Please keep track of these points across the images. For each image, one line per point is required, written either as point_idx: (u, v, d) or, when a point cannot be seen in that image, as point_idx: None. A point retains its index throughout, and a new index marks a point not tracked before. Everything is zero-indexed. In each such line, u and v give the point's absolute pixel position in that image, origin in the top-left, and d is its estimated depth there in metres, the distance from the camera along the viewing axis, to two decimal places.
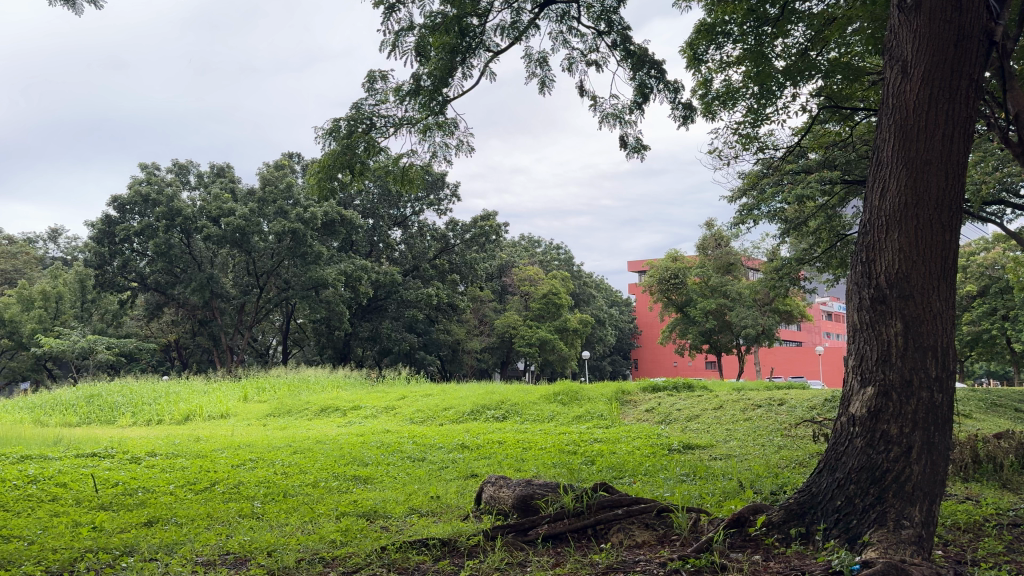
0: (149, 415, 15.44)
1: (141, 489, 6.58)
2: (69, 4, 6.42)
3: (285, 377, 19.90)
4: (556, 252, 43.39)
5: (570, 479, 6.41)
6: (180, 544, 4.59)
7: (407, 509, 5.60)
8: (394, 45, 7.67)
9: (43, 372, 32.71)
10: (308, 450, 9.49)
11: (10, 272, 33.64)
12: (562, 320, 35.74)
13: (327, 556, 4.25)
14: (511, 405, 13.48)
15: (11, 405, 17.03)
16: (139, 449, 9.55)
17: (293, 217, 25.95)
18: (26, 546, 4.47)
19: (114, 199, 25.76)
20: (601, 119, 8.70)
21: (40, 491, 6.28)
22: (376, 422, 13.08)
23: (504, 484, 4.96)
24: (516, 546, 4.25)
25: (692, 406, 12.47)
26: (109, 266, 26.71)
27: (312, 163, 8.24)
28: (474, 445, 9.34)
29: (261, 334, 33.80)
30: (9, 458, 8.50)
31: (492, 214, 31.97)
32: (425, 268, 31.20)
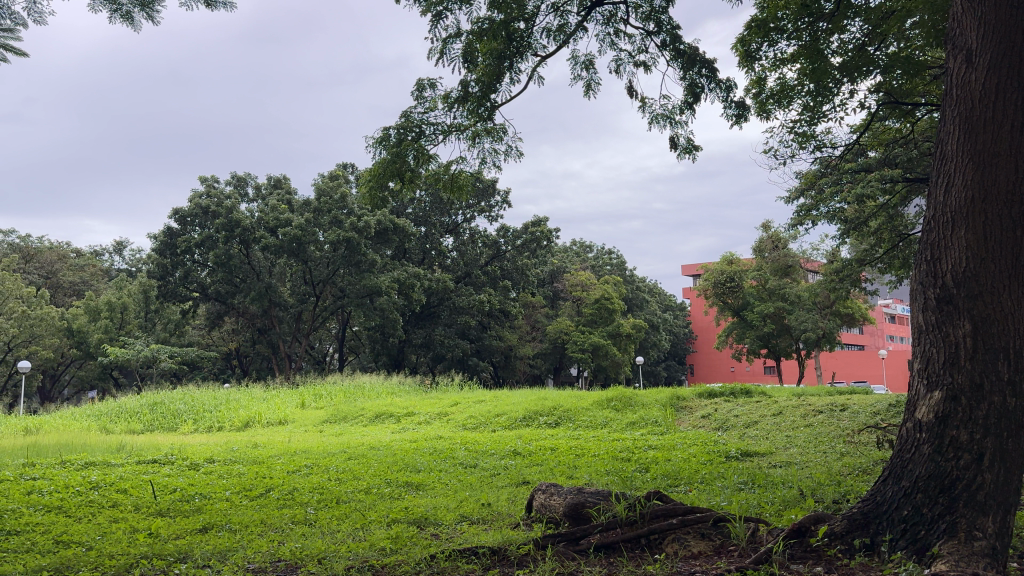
0: (210, 422, 15.78)
1: (198, 495, 6.67)
2: (127, 21, 6.55)
3: (342, 384, 20.11)
4: (609, 256, 43.05)
5: (623, 486, 6.28)
6: (232, 551, 4.63)
7: (459, 516, 5.55)
8: (441, 52, 7.69)
9: (109, 381, 33.77)
10: (362, 456, 9.55)
11: (78, 284, 34.89)
12: (615, 325, 35.39)
13: (376, 564, 4.22)
14: (563, 411, 13.37)
15: (79, 413, 17.61)
16: (199, 455, 9.74)
17: (348, 226, 26.33)
18: (85, 552, 4.57)
19: (175, 212, 26.61)
20: (652, 120, 8.59)
21: (101, 498, 6.42)
22: (429, 429, 13.13)
23: (555, 492, 4.86)
24: (567, 556, 4.14)
25: (750, 413, 12.18)
26: (172, 277, 27.52)
27: (362, 172, 8.25)
28: (527, 452, 9.26)
29: (319, 342, 34.36)
30: (74, 464, 8.76)
31: (544, 219, 31.92)
32: (477, 274, 31.34)
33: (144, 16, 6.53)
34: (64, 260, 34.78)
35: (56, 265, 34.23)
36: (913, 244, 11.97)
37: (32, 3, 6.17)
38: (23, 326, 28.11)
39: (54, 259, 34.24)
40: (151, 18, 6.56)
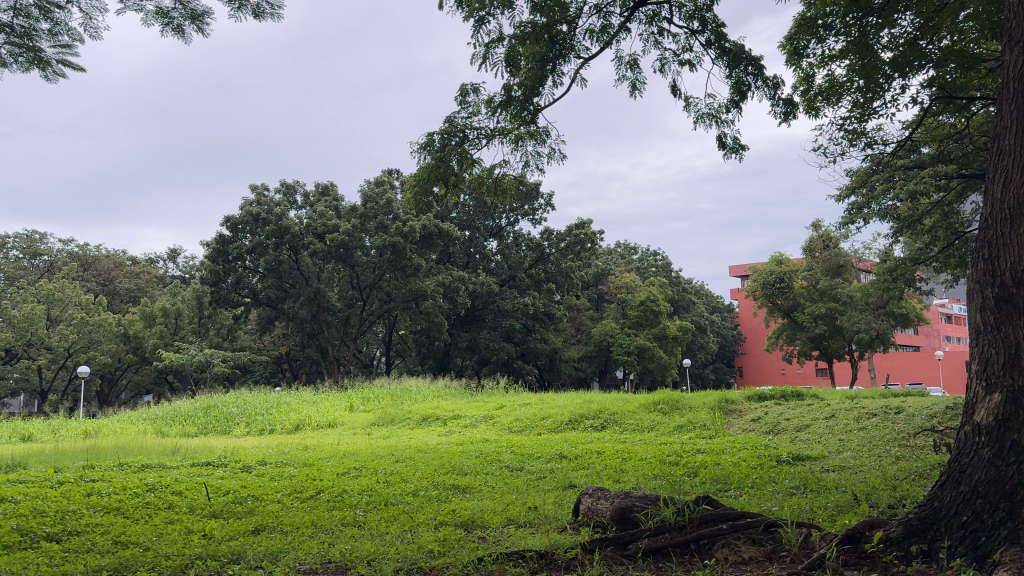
0: (262, 425, 16.07)
1: (250, 497, 6.80)
2: (178, 33, 6.71)
3: (389, 388, 20.28)
4: (654, 258, 42.68)
5: (671, 490, 6.22)
6: (284, 552, 4.71)
7: (506, 519, 5.55)
8: (485, 57, 7.71)
9: (164, 385, 34.64)
10: (409, 459, 9.67)
11: (134, 291, 35.81)
12: (661, 327, 35.05)
13: (424, 566, 4.26)
14: (610, 415, 13.30)
15: (135, 416, 18.06)
16: (250, 457, 9.92)
17: (393, 231, 26.59)
18: (142, 553, 4.69)
19: (227, 219, 27.16)
20: (697, 120, 8.51)
21: (157, 500, 6.58)
22: (475, 432, 13.16)
23: (601, 496, 4.82)
24: (616, 560, 4.12)
25: (801, 416, 11.95)
26: (224, 283, 28.10)
27: (407, 178, 8.31)
28: (573, 455, 9.23)
29: (366, 345, 34.73)
30: (131, 466, 9.00)
31: (588, 221, 31.73)
32: (521, 277, 31.36)
33: (194, 28, 6.68)
34: (120, 267, 35.75)
35: (113, 273, 35.23)
36: (970, 242, 11.61)
37: (89, 18, 6.35)
38: (82, 333, 29.01)
39: (111, 267, 35.23)
40: (199, 30, 6.70)
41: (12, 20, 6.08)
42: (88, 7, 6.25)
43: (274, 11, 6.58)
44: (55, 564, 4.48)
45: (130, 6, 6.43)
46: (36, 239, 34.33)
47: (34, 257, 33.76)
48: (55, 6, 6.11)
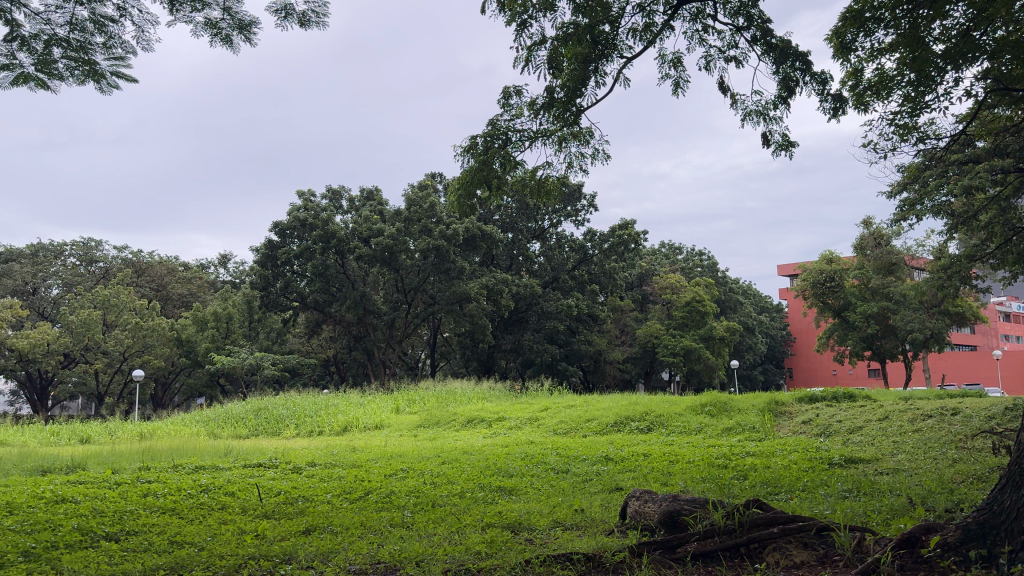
0: (311, 426, 16.33)
1: (301, 497, 6.92)
2: (227, 44, 6.85)
3: (434, 390, 20.41)
4: (700, 258, 42.20)
5: (721, 493, 6.12)
6: (335, 553, 4.76)
7: (552, 522, 5.54)
8: (527, 60, 7.72)
9: (216, 388, 35.41)
10: (455, 460, 9.73)
11: (186, 296, 36.64)
12: (708, 328, 34.67)
13: (472, 567, 4.27)
14: (656, 416, 13.20)
15: (189, 418, 18.51)
16: (300, 459, 10.08)
17: (437, 234, 26.76)
18: (197, 552, 4.80)
19: (275, 225, 27.68)
20: (744, 117, 8.40)
21: (211, 500, 6.74)
22: (520, 434, 13.19)
23: (649, 498, 4.79)
24: (664, 564, 4.09)
25: (853, 417, 11.70)
26: (274, 288, 28.57)
27: (451, 181, 8.36)
28: (618, 457, 9.18)
29: (411, 348, 35.02)
30: (186, 467, 9.23)
31: (632, 222, 31.50)
32: (565, 279, 31.31)
33: (242, 38, 6.81)
34: (173, 272, 36.61)
35: (166, 278, 36.11)
36: None
37: (141, 31, 6.51)
38: (137, 337, 29.79)
39: (164, 273, 36.11)
40: (247, 41, 6.84)
41: (69, 35, 6.27)
42: (141, 21, 6.41)
43: (320, 19, 6.68)
44: (114, 563, 4.60)
45: (180, 18, 6.58)
46: (92, 246, 35.35)
47: (91, 264, 34.76)
48: (109, 20, 6.29)
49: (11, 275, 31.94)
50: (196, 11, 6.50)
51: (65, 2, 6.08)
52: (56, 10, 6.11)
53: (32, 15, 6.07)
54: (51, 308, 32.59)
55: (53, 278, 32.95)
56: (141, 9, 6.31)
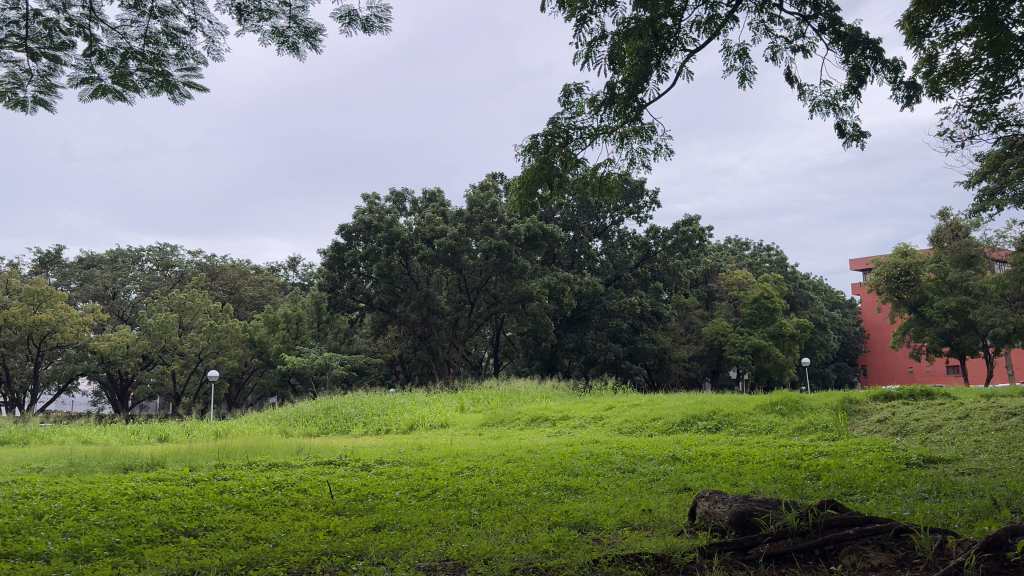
0: (378, 425, 16.58)
1: (370, 494, 7.02)
2: (293, 51, 6.99)
3: (498, 389, 20.47)
4: (768, 253, 41.29)
5: (794, 493, 5.97)
6: (404, 549, 4.80)
7: (619, 521, 5.49)
8: (587, 56, 7.67)
9: (287, 387, 36.26)
10: (520, 459, 9.73)
11: (258, 298, 37.60)
12: (777, 325, 33.78)
13: (541, 566, 4.27)
14: (724, 416, 12.97)
15: (262, 417, 18.99)
16: (368, 457, 10.24)
17: (498, 233, 26.86)
18: (272, 548, 4.90)
19: (341, 228, 28.20)
20: (813, 108, 8.18)
21: (284, 497, 6.91)
22: (585, 433, 13.17)
23: (719, 499, 4.70)
24: (735, 566, 4.01)
25: (932, 416, 11.27)
26: (341, 289, 29.11)
27: (512, 181, 8.37)
28: (686, 457, 9.04)
29: (475, 347, 35.24)
30: (259, 464, 9.47)
31: (696, 218, 31.02)
32: (627, 277, 31.06)
33: (308, 45, 6.94)
34: (245, 276, 37.64)
35: (238, 281, 37.16)
36: None
37: (211, 42, 6.70)
38: (212, 338, 30.74)
39: (237, 276, 37.18)
40: (311, 47, 6.96)
41: (143, 48, 6.49)
42: (211, 32, 6.61)
43: (383, 24, 6.77)
44: (194, 558, 4.75)
45: (248, 28, 6.75)
46: (168, 251, 36.58)
47: (167, 268, 35.93)
48: (181, 32, 6.49)
49: (93, 280, 33.30)
50: (263, 20, 6.66)
51: (140, 16, 6.30)
52: (131, 24, 6.34)
53: (109, 29, 6.31)
54: (130, 311, 33.87)
55: (131, 283, 34.21)
56: (211, 20, 6.49)
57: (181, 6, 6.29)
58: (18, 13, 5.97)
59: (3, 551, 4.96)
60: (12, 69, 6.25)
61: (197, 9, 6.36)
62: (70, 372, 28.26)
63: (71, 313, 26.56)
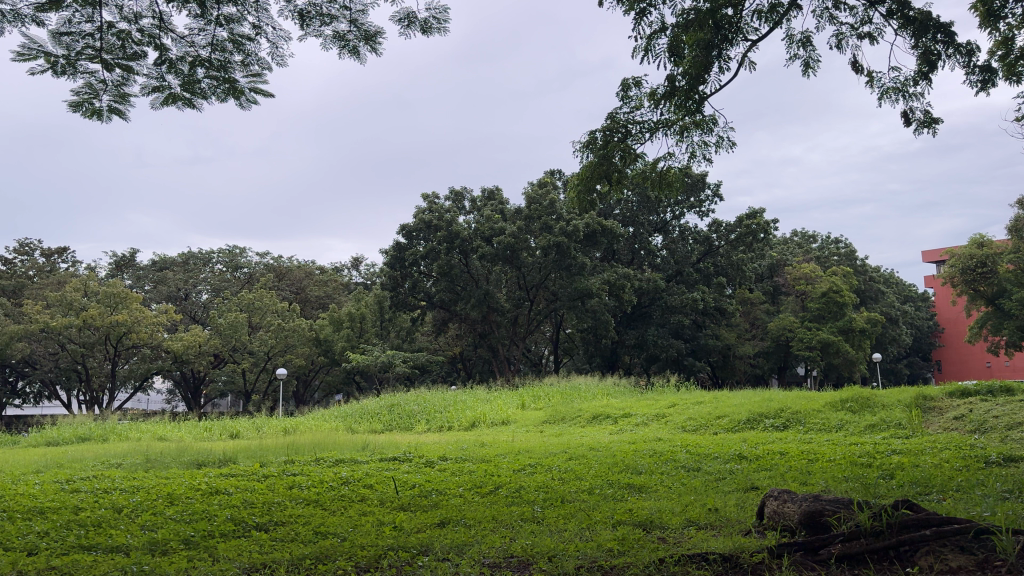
0: (441, 422, 16.74)
1: (434, 491, 7.08)
2: (353, 55, 7.09)
3: (559, 386, 20.44)
4: (835, 246, 40.21)
5: (866, 493, 5.78)
6: (469, 546, 4.84)
7: (685, 521, 5.41)
8: (647, 49, 7.59)
9: (352, 385, 36.90)
10: (582, 456, 9.68)
11: (323, 297, 38.30)
12: (847, 320, 32.83)
13: (605, 565, 4.24)
14: (792, 414, 12.66)
15: (329, 414, 19.36)
16: (432, 453, 10.35)
17: (557, 231, 26.80)
18: (340, 543, 4.98)
19: (402, 228, 28.59)
20: (882, 95, 7.93)
21: (351, 492, 7.02)
22: (648, 430, 13.04)
23: (788, 498, 4.59)
24: (806, 567, 3.92)
25: (1014, 413, 10.79)
26: (402, 288, 29.51)
27: (570, 178, 8.33)
28: (753, 456, 8.87)
29: (535, 344, 35.27)
30: (326, 461, 9.67)
31: (760, 210, 30.42)
32: (689, 272, 30.65)
33: (368, 49, 7.04)
34: (310, 276, 38.44)
35: (303, 282, 37.93)
36: None
37: (275, 48, 6.85)
38: (280, 337, 31.40)
39: (302, 276, 38.01)
40: (370, 50, 7.05)
41: (211, 56, 6.68)
42: (275, 38, 6.75)
43: (440, 26, 6.81)
44: (264, 552, 4.86)
45: (310, 33, 6.87)
46: (237, 252, 37.62)
47: (236, 270, 36.95)
48: (246, 38, 6.65)
49: (166, 282, 34.48)
50: (325, 25, 6.77)
51: (207, 24, 6.47)
52: (199, 33, 6.52)
53: (178, 38, 6.50)
54: (202, 312, 34.91)
55: (203, 284, 35.29)
56: (275, 26, 6.63)
57: (246, 14, 6.44)
58: (93, 25, 6.18)
59: (86, 544, 5.18)
60: (88, 80, 6.50)
61: (261, 17, 6.51)
62: (145, 371, 29.27)
63: (146, 314, 27.53)
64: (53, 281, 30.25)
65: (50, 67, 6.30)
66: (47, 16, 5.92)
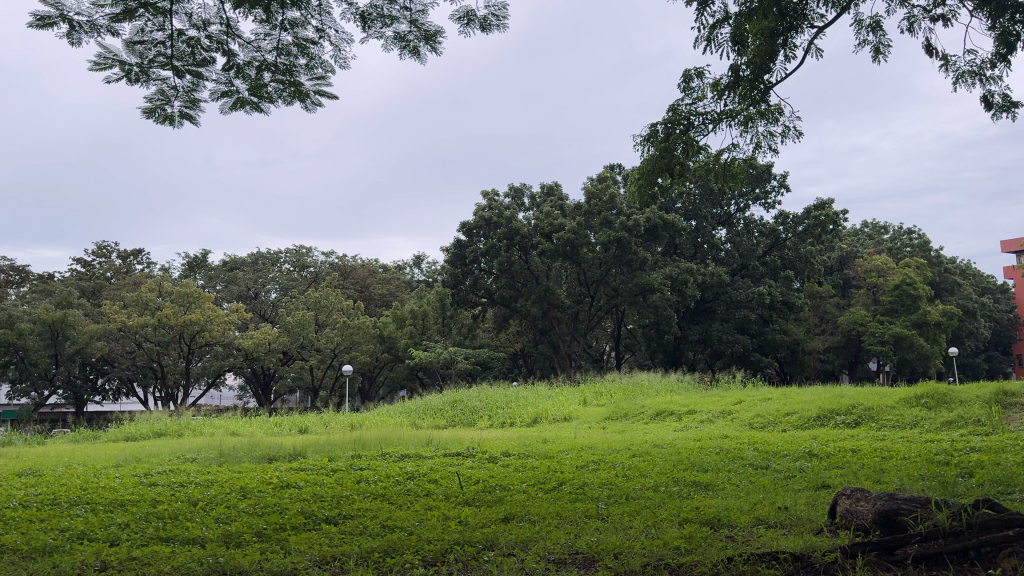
0: (503, 418, 16.83)
1: (499, 486, 7.12)
2: (413, 54, 7.16)
3: (621, 382, 20.32)
4: (908, 236, 38.90)
5: (944, 492, 5.57)
6: (534, 541, 4.84)
7: (755, 519, 5.32)
8: (709, 39, 7.46)
9: (416, 381, 37.32)
10: (646, 453, 9.62)
11: (386, 295, 38.86)
12: (921, 313, 31.71)
13: (672, 563, 4.20)
14: (864, 410, 12.31)
15: (393, 409, 19.68)
16: (495, 449, 10.41)
17: (618, 225, 26.54)
18: (406, 537, 5.05)
19: (462, 225, 28.80)
20: (957, 79, 7.64)
21: (417, 487, 7.12)
22: (714, 428, 12.81)
23: (861, 497, 4.46)
24: (881, 567, 3.81)
25: None
26: (464, 285, 29.73)
27: (631, 171, 8.25)
28: (823, 454, 8.64)
29: (597, 340, 35.10)
30: (391, 456, 9.82)
31: (828, 201, 29.61)
32: (754, 265, 30.06)
33: (428, 48, 7.10)
34: (374, 274, 39.00)
35: (367, 280, 38.51)
36: None
37: (338, 50, 6.96)
38: (345, 335, 31.91)
39: (366, 275, 38.62)
40: (429, 49, 7.11)
41: (276, 60, 6.83)
42: (338, 40, 6.86)
43: (499, 22, 6.83)
44: (334, 545, 4.96)
45: (372, 35, 6.96)
46: (304, 252, 38.44)
47: (303, 269, 37.75)
48: (310, 42, 6.78)
49: (236, 282, 35.51)
50: (386, 26, 6.85)
51: (272, 29, 6.62)
52: (264, 38, 6.68)
53: (245, 44, 6.67)
54: (270, 310, 35.80)
55: (271, 283, 36.18)
56: (338, 29, 6.74)
57: (309, 18, 6.57)
58: (164, 34, 6.39)
59: (165, 536, 5.37)
60: (160, 86, 6.72)
61: (324, 20, 6.63)
62: (218, 368, 30.25)
63: (218, 313, 28.34)
64: (130, 282, 31.41)
65: (124, 75, 6.53)
66: (121, 25, 6.13)
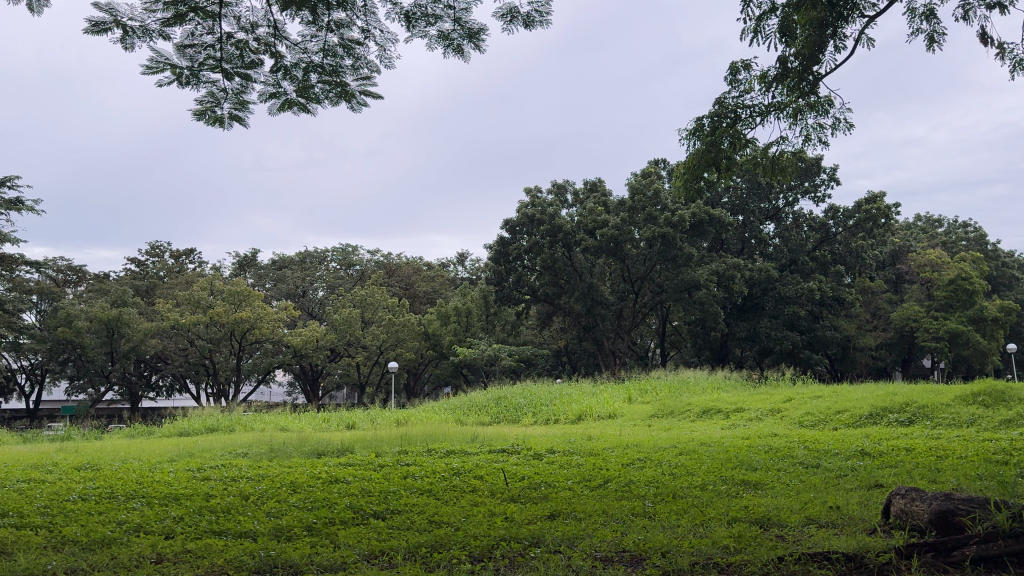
0: (547, 414, 16.82)
1: (544, 483, 7.12)
2: (456, 53, 7.20)
3: (667, 379, 20.14)
4: (964, 230, 37.81)
5: (1004, 492, 5.41)
6: (580, 539, 4.84)
7: (805, 518, 5.24)
8: (756, 31, 7.35)
9: (460, 378, 37.48)
10: (692, 451, 9.53)
11: (430, 293, 39.09)
12: (977, 309, 30.81)
13: (721, 562, 4.16)
14: (918, 408, 12.01)
15: (438, 406, 19.82)
16: (540, 446, 10.42)
17: (663, 221, 26.21)
18: (453, 532, 5.08)
19: (506, 222, 28.82)
20: (1015, 68, 7.39)
21: (464, 483, 7.17)
22: (761, 426, 12.62)
23: (917, 497, 4.36)
24: (938, 568, 3.73)
25: None
26: (507, 282, 29.77)
27: (676, 166, 8.17)
28: (875, 452, 8.45)
29: (642, 337, 34.86)
30: (436, 452, 9.88)
31: (880, 194, 28.93)
32: (803, 260, 29.53)
33: (472, 46, 7.12)
34: (419, 272, 39.26)
35: (412, 278, 38.79)
36: None
37: (383, 50, 7.03)
38: (391, 332, 32.19)
39: (411, 273, 38.90)
40: (473, 47, 7.13)
41: (323, 61, 6.92)
42: (383, 40, 6.93)
43: (543, 19, 6.82)
44: (381, 540, 5.02)
45: (416, 34, 7.02)
46: (350, 251, 38.86)
47: (349, 267, 38.18)
48: (356, 43, 6.86)
49: (285, 280, 36.07)
50: (430, 25, 6.89)
51: (318, 30, 6.70)
52: (311, 39, 6.77)
53: (291, 45, 6.77)
54: (318, 308, 36.33)
55: (318, 282, 36.68)
56: (383, 29, 6.81)
57: (354, 18, 6.64)
58: (214, 37, 6.51)
59: (217, 529, 5.49)
60: (210, 89, 6.87)
61: (369, 20, 6.70)
62: (268, 364, 30.85)
63: (267, 310, 28.84)
64: (182, 282, 32.12)
65: (176, 78, 6.68)
66: (172, 30, 6.26)
